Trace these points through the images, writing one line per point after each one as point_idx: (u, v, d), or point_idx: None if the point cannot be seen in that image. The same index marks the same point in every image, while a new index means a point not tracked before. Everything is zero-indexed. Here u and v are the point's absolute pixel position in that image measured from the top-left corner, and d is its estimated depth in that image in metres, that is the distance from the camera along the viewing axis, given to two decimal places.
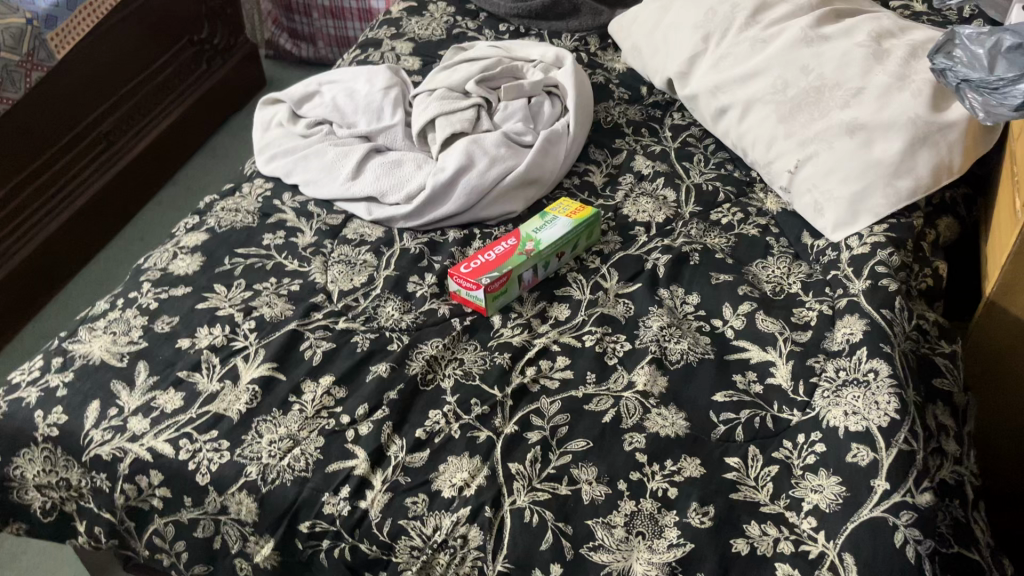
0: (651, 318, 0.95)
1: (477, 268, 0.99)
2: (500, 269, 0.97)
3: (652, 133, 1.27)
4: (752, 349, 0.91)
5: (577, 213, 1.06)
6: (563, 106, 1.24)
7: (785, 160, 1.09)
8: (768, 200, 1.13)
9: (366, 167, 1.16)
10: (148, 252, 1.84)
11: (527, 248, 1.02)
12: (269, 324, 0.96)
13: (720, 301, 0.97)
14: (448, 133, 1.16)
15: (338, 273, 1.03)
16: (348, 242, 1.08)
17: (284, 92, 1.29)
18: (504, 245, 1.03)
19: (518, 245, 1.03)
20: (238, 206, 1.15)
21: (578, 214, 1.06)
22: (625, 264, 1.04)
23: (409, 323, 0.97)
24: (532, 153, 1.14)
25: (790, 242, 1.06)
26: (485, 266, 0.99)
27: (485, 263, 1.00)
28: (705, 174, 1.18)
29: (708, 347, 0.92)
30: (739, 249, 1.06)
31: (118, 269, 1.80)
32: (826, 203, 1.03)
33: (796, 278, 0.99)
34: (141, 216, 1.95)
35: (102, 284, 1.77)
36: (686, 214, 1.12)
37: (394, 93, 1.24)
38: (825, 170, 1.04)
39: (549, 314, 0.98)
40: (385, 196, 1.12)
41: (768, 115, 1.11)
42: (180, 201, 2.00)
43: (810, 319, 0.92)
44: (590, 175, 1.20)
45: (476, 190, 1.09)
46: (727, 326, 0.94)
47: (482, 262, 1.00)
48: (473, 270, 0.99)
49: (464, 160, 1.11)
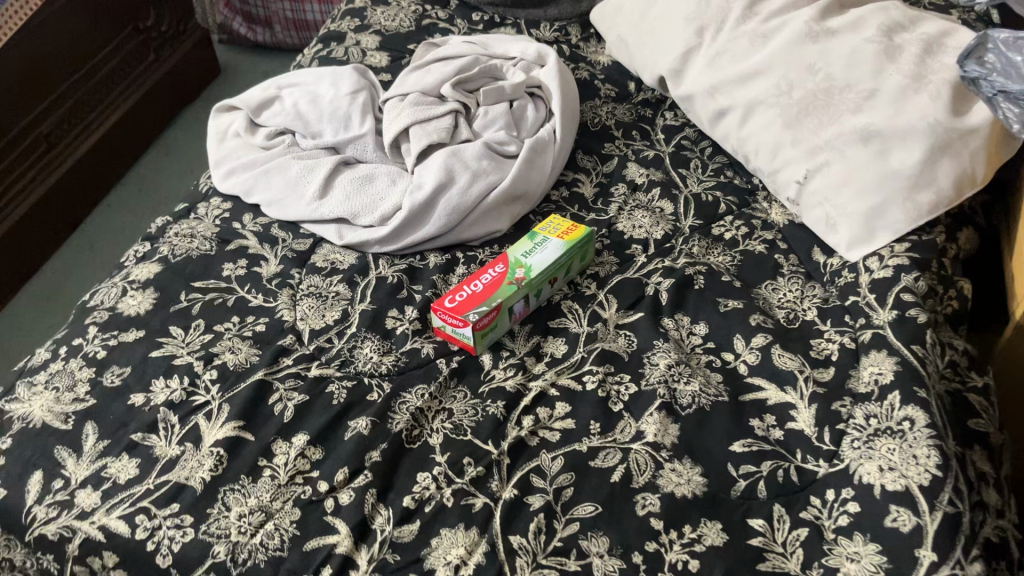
0: (657, 355, 0.87)
1: (464, 302, 0.89)
2: (490, 303, 0.88)
3: (644, 135, 1.17)
4: (770, 389, 0.83)
5: (570, 233, 0.98)
6: (547, 110, 1.14)
7: (792, 170, 1.00)
8: (774, 211, 1.05)
9: (334, 184, 1.06)
10: (98, 266, 1.72)
11: (518, 275, 0.93)
12: (233, 374, 0.86)
13: (730, 333, 0.89)
14: (424, 144, 1.05)
15: (308, 309, 0.93)
16: (318, 272, 0.98)
17: (240, 97, 1.17)
18: (492, 272, 0.94)
19: (507, 271, 0.94)
20: (194, 231, 1.04)
21: (571, 235, 0.97)
22: (624, 290, 0.95)
23: (390, 367, 0.87)
24: (518, 166, 1.04)
25: (800, 259, 0.98)
26: (473, 299, 0.90)
27: (472, 295, 0.91)
28: (704, 182, 1.09)
29: (721, 387, 0.84)
30: (746, 269, 0.97)
31: (66, 284, 1.69)
32: (839, 219, 0.95)
33: (810, 302, 0.91)
34: (90, 222, 1.82)
35: (47, 301, 1.66)
36: (687, 229, 1.03)
37: (362, 98, 1.13)
38: (837, 182, 0.96)
39: (544, 350, 0.90)
40: (357, 217, 1.02)
41: (772, 120, 1.03)
42: (135, 204, 1.87)
43: (831, 353, 0.84)
44: (579, 186, 1.10)
45: (457, 210, 0.99)
46: (740, 361, 0.86)
47: (468, 294, 0.91)
48: (459, 304, 0.89)
49: (442, 176, 1.01)
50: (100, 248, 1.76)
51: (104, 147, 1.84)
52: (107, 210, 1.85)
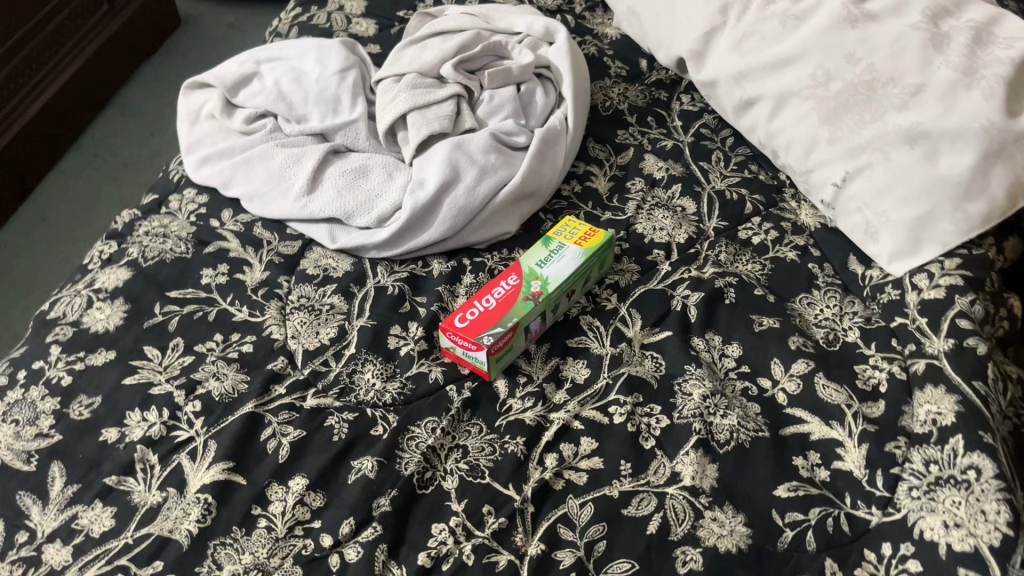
0: (689, 383, 0.79)
1: (476, 322, 0.81)
2: (505, 324, 0.80)
3: (659, 122, 1.08)
4: (813, 423, 0.76)
5: (588, 239, 0.89)
6: (557, 93, 1.04)
7: (828, 172, 0.93)
8: (804, 213, 0.97)
9: (324, 177, 0.95)
10: (55, 241, 1.60)
11: (534, 289, 0.84)
12: (220, 405, 0.76)
13: (767, 357, 0.81)
14: (425, 134, 0.95)
15: (300, 326, 0.84)
16: (310, 280, 0.88)
17: (212, 73, 1.05)
18: (505, 285, 0.85)
19: (522, 284, 0.85)
20: (166, 229, 0.93)
21: (589, 242, 0.89)
22: (649, 304, 0.87)
23: (395, 396, 0.78)
24: (529, 161, 0.94)
25: (836, 269, 0.91)
26: (487, 318, 0.81)
27: (485, 313, 0.82)
28: (727, 178, 1.01)
29: (760, 421, 0.77)
30: (778, 280, 0.90)
31: (21, 261, 1.56)
32: (880, 228, 0.88)
33: (851, 321, 0.84)
34: (42, 192, 1.68)
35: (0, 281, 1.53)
36: (711, 232, 0.95)
37: (352, 77, 1.02)
38: (879, 187, 0.88)
39: (563, 375, 0.81)
40: (350, 218, 0.92)
41: (808, 115, 0.94)
42: (97, 176, 1.72)
43: (879, 384, 0.78)
44: (592, 180, 1.01)
45: (463, 211, 0.90)
46: (778, 389, 0.79)
47: (481, 311, 0.82)
48: (471, 324, 0.81)
49: (446, 173, 0.91)
50: (60, 230, 1.62)
51: (52, 109, 1.69)
52: (65, 183, 1.70)
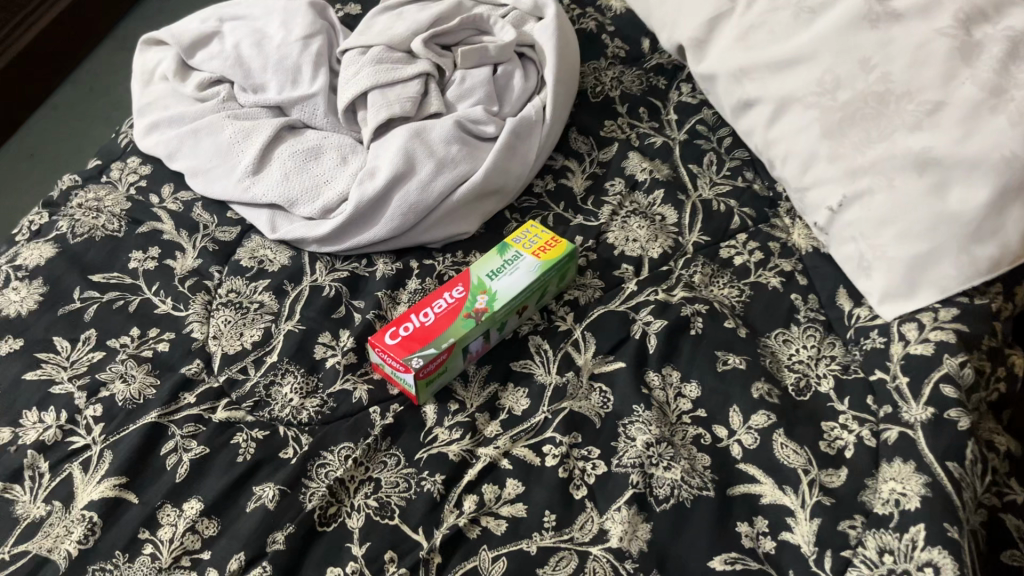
0: (634, 426, 0.72)
1: (407, 339, 0.74)
2: (438, 345, 0.73)
3: (652, 114, 0.98)
4: (765, 484, 0.69)
5: (548, 250, 0.81)
6: (539, 77, 0.95)
7: (825, 193, 0.83)
8: (797, 233, 0.88)
9: (272, 156, 0.88)
10: (62, 168, 1.52)
11: (479, 304, 0.77)
12: (122, 411, 0.71)
13: (725, 402, 0.74)
14: (383, 117, 0.86)
15: (224, 325, 0.78)
16: (242, 273, 0.81)
17: (171, 29, 0.97)
18: (448, 296, 0.78)
19: (468, 297, 0.78)
20: (101, 202, 0.87)
21: (548, 254, 0.80)
22: (606, 328, 0.79)
23: (312, 415, 0.72)
24: (495, 155, 0.86)
25: (821, 302, 0.82)
26: (421, 335, 0.74)
27: (421, 328, 0.75)
28: (717, 186, 0.91)
29: (707, 477, 0.70)
30: (754, 311, 0.81)
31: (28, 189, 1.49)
32: (875, 263, 0.78)
33: (826, 368, 0.76)
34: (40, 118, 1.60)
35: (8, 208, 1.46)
36: (689, 248, 0.86)
37: (315, 46, 0.93)
38: (878, 217, 0.78)
39: (500, 404, 0.74)
40: (294, 206, 0.84)
41: (808, 126, 0.84)
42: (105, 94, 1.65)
43: (845, 448, 0.69)
44: (568, 177, 0.92)
45: (414, 209, 0.82)
46: (733, 441, 0.72)
47: (416, 326, 0.75)
48: (402, 341, 0.73)
49: (399, 165, 0.83)
50: (63, 155, 1.55)
51: (59, 26, 1.62)
52: (71, 99, 1.63)
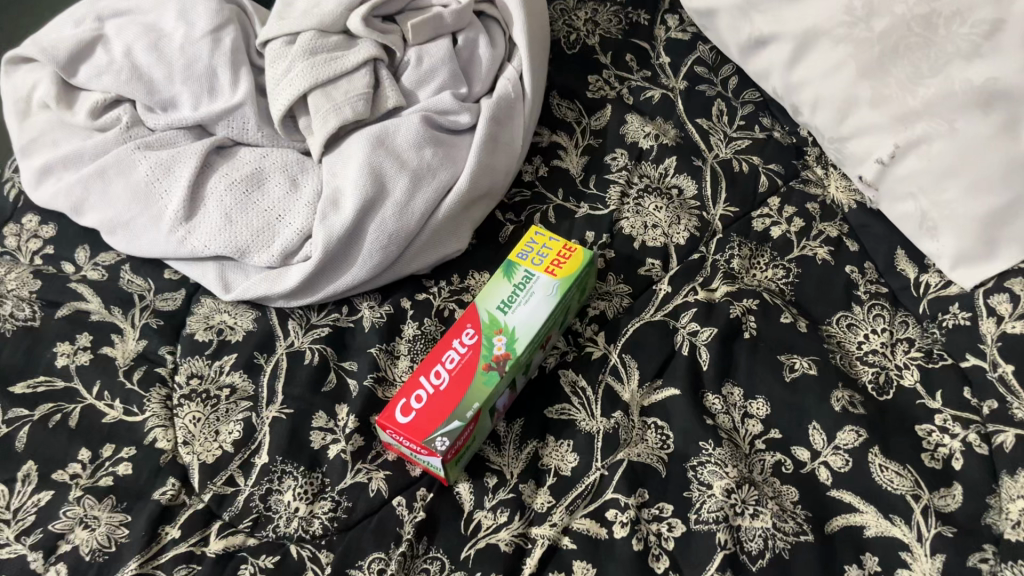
0: (707, 470, 0.61)
1: (424, 411, 0.61)
2: (462, 415, 0.60)
3: (641, 60, 0.85)
4: (867, 513, 0.59)
5: (564, 264, 0.68)
6: (505, 39, 0.80)
7: (870, 143, 0.71)
8: (833, 186, 0.76)
9: (204, 193, 0.71)
10: None
11: (498, 348, 0.64)
12: (92, 568, 0.57)
13: (803, 420, 0.63)
14: (335, 126, 0.70)
15: (194, 425, 0.64)
16: (200, 351, 0.67)
17: (39, 42, 0.78)
18: (458, 345, 0.65)
19: (482, 342, 0.64)
20: (3, 283, 0.70)
21: (565, 268, 0.67)
22: (645, 346, 0.68)
23: (326, 524, 0.60)
24: (476, 152, 0.72)
25: (879, 270, 0.71)
26: (438, 405, 0.61)
27: (435, 396, 0.62)
28: (733, 141, 0.79)
29: (801, 517, 0.59)
30: (808, 294, 0.70)
31: None
32: (942, 222, 0.67)
33: (905, 356, 0.65)
34: None
35: None
36: (718, 225, 0.74)
37: (229, 40, 0.75)
38: (940, 168, 0.66)
39: (543, 465, 0.63)
40: (245, 255, 0.69)
41: (842, 64, 0.71)
42: None
43: (951, 458, 0.60)
44: (561, 156, 0.79)
45: (396, 238, 0.67)
46: (819, 464, 0.61)
47: (429, 393, 0.62)
48: (417, 415, 0.61)
49: (368, 186, 0.68)
50: None
51: None
52: None
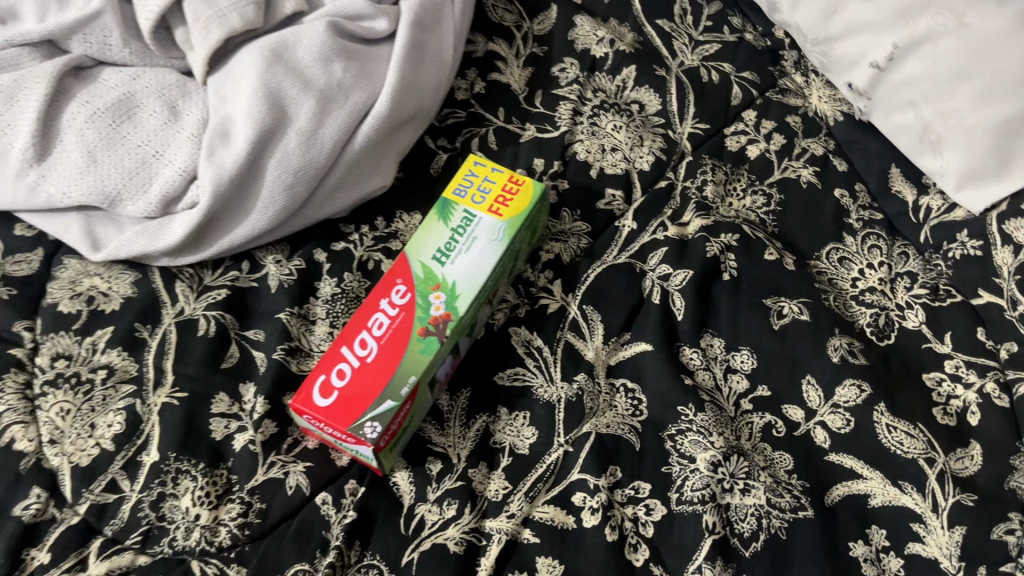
0: (688, 440, 0.52)
1: (350, 389, 0.49)
2: (396, 394, 0.49)
3: None
4: (872, 480, 0.50)
5: (510, 202, 0.57)
6: None
7: (863, 43, 0.60)
8: (816, 95, 0.66)
9: (59, 125, 0.57)
10: None
11: (437, 308, 0.53)
12: None
13: (794, 374, 0.54)
14: (218, 39, 0.57)
15: (62, 419, 0.51)
16: (66, 325, 0.54)
17: None
18: (387, 307, 0.53)
19: (416, 301, 0.53)
20: None
21: (512, 207, 0.56)
22: (610, 294, 0.57)
23: (234, 533, 0.49)
24: (398, 66, 0.59)
25: (872, 192, 0.62)
26: (366, 384, 0.49)
27: (362, 371, 0.50)
28: (699, 46, 0.68)
29: (797, 489, 0.51)
30: (793, 224, 0.60)
31: None
32: (947, 136, 0.57)
33: (906, 292, 0.57)
34: None
35: None
36: (687, 145, 0.64)
37: None
38: (946, 72, 0.56)
39: (495, 444, 0.52)
40: (117, 204, 0.56)
41: None
42: None
43: (966, 412, 0.52)
44: (500, 69, 0.67)
45: (305, 176, 0.55)
46: (814, 426, 0.52)
47: (354, 368, 0.50)
48: (341, 395, 0.49)
49: (267, 113, 0.55)
50: None
51: None
52: None
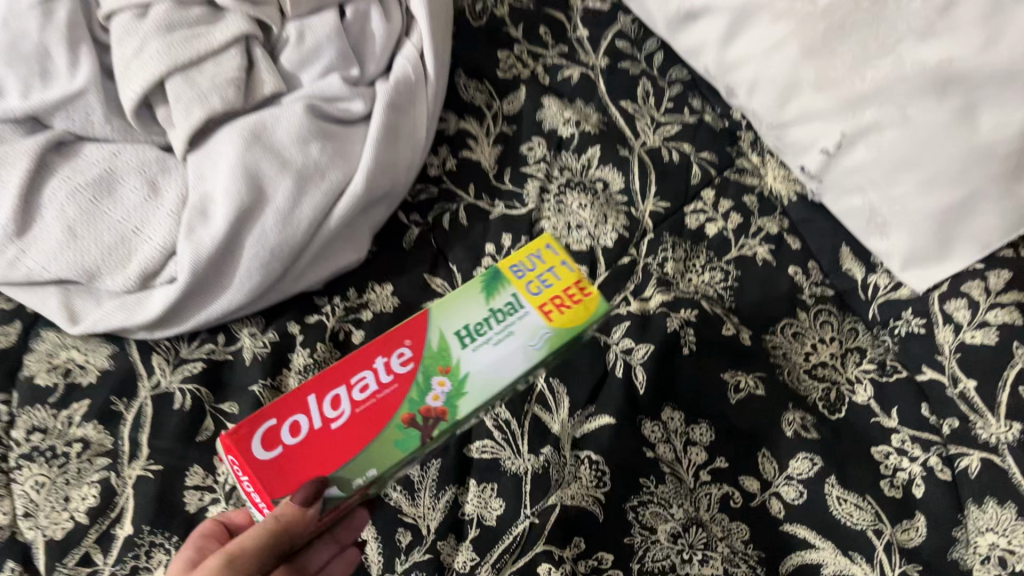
0: (648, 511, 0.54)
1: (299, 452, 0.49)
2: (348, 483, 0.49)
3: (556, 34, 0.76)
4: (824, 549, 0.53)
5: (563, 308, 0.58)
6: (404, 12, 0.70)
7: (815, 130, 0.64)
8: (771, 175, 0.69)
9: (39, 201, 0.59)
10: None
11: (434, 398, 0.53)
12: None
13: (751, 446, 0.56)
14: (200, 119, 0.59)
15: (37, 492, 0.52)
16: (42, 398, 0.55)
17: None
18: (381, 370, 0.53)
19: (415, 377, 0.54)
20: None
21: (562, 316, 0.58)
22: (576, 370, 0.60)
23: None
24: (373, 146, 0.61)
25: (824, 270, 0.65)
26: (318, 450, 0.49)
27: (320, 436, 0.50)
28: (661, 127, 0.71)
29: (752, 559, 0.53)
30: (749, 300, 0.63)
31: None
32: (893, 219, 0.61)
33: (858, 368, 0.60)
34: None
35: None
36: (648, 223, 0.67)
37: (64, 13, 0.62)
38: (891, 160, 0.60)
39: (464, 515, 0.54)
40: (96, 278, 0.58)
41: (781, 43, 0.63)
42: None
43: (911, 485, 0.54)
44: (471, 146, 0.70)
45: (281, 251, 0.57)
46: (770, 496, 0.55)
47: (314, 429, 0.50)
48: (287, 454, 0.49)
49: (243, 191, 0.57)
50: None
51: None
52: None
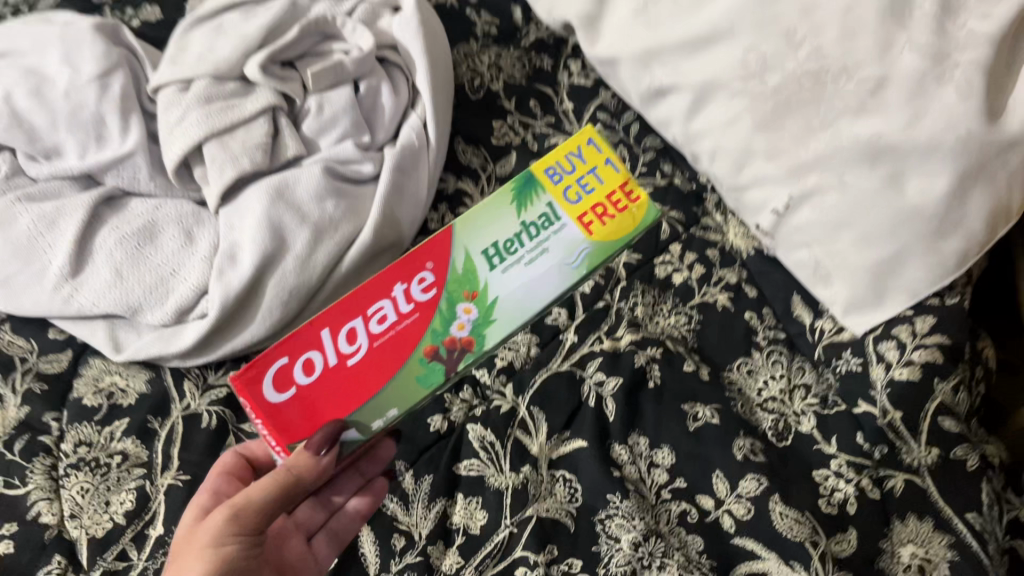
0: (614, 523, 0.61)
1: (314, 396, 0.60)
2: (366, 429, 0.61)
3: (544, 106, 0.86)
4: (768, 560, 0.60)
5: (603, 221, 0.70)
6: (410, 86, 0.80)
7: (766, 193, 0.72)
8: (732, 232, 0.78)
9: (92, 247, 0.68)
10: None
11: (459, 327, 0.65)
12: None
13: (707, 468, 0.64)
14: (231, 178, 0.69)
15: (82, 497, 0.60)
16: (88, 417, 0.64)
17: None
18: (399, 302, 0.63)
19: (437, 304, 0.64)
20: None
21: (599, 233, 0.69)
22: (554, 400, 0.68)
23: None
24: (380, 203, 0.71)
25: (777, 315, 0.74)
26: (330, 385, 0.60)
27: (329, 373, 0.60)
28: None
29: (705, 566, 0.60)
30: (710, 342, 0.72)
31: None
32: (835, 271, 0.69)
33: (803, 402, 0.68)
34: None
35: None
36: (622, 272, 0.75)
37: (116, 87, 0.72)
38: (832, 220, 0.68)
39: (452, 525, 0.62)
40: (139, 313, 0.67)
41: (738, 117, 0.72)
42: None
43: (846, 503, 0.62)
44: (467, 204, 0.79)
45: (298, 292, 0.66)
46: (722, 512, 0.62)
47: (324, 366, 0.60)
48: (303, 398, 0.59)
49: (266, 240, 0.66)
50: None
51: None
52: None
